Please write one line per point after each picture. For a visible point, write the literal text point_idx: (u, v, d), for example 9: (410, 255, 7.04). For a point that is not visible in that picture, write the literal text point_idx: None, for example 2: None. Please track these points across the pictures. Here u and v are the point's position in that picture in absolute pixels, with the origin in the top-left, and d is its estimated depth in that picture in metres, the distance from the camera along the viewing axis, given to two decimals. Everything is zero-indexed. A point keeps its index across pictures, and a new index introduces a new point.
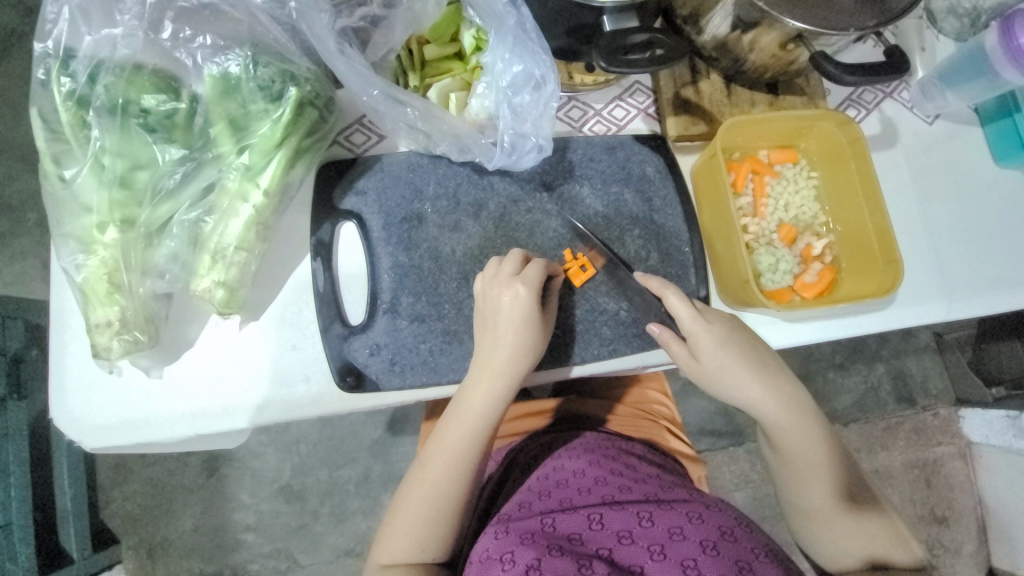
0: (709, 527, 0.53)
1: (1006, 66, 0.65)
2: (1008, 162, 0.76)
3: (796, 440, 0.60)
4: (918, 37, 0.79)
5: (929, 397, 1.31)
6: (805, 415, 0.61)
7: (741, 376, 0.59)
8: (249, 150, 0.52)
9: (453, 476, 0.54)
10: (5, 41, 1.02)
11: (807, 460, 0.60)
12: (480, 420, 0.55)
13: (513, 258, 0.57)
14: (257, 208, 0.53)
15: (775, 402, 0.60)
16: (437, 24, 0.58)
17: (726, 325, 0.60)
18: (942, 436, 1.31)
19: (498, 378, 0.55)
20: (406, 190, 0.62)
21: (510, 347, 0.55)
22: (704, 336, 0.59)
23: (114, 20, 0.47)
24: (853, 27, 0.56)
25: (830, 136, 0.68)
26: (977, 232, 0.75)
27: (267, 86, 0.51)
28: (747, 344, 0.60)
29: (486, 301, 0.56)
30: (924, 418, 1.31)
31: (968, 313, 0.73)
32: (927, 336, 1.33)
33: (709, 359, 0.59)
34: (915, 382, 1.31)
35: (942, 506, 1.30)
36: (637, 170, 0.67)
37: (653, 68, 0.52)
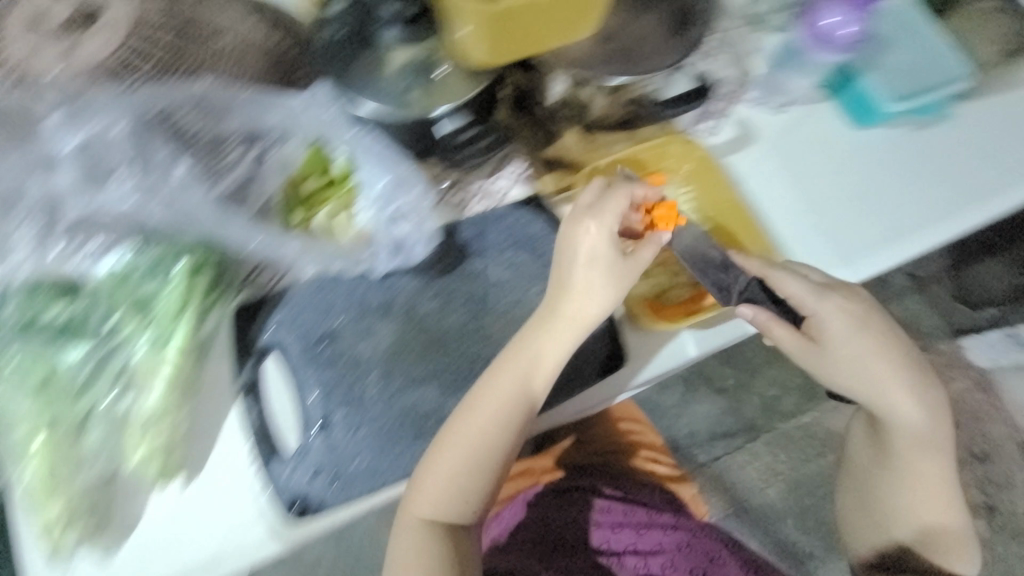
0: (683, 537, 0.91)
1: (818, 50, 0.76)
2: (867, 124, 0.82)
3: (906, 443, 0.72)
4: (745, 41, 0.84)
5: (925, 336, 1.53)
6: (909, 422, 0.70)
7: (891, 387, 0.69)
8: (151, 325, 0.57)
9: (495, 416, 0.61)
10: None
11: (918, 467, 0.72)
12: (530, 367, 0.61)
13: (616, 201, 0.62)
14: (170, 375, 0.57)
15: (913, 418, 0.70)
16: (306, 164, 0.64)
17: (846, 311, 0.67)
18: (953, 371, 1.50)
19: (569, 326, 0.62)
20: (317, 311, 0.66)
21: (579, 290, 0.62)
22: (828, 326, 0.67)
23: (10, 254, 0.56)
24: (660, 66, 0.68)
25: (682, 153, 0.76)
26: (945, 175, 0.83)
27: (155, 266, 0.57)
28: (875, 333, 0.69)
29: (564, 238, 0.63)
30: (931, 357, 1.51)
31: (928, 244, 0.80)
32: (905, 280, 1.56)
33: (845, 346, 0.68)
34: (911, 324, 1.52)
35: (979, 443, 1.48)
36: (524, 232, 0.73)
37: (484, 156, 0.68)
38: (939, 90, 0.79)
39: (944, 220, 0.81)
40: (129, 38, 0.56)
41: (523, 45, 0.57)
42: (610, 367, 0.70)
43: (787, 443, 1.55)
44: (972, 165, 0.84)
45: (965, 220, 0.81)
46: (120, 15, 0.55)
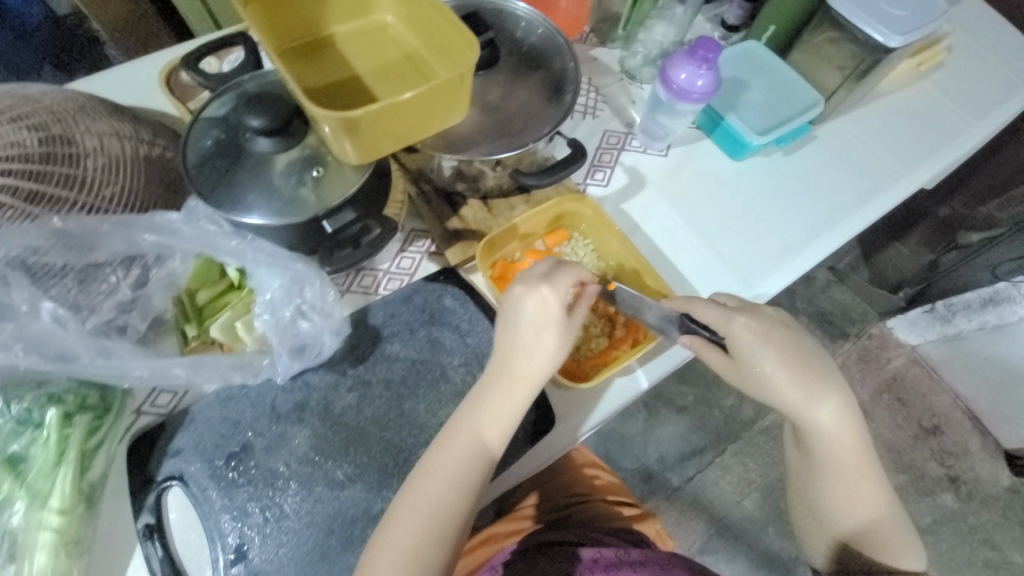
0: (650, 566, 0.73)
1: (679, 100, 0.79)
2: (741, 157, 0.90)
3: (833, 462, 0.67)
4: (626, 94, 0.95)
5: (857, 324, 1.65)
6: (829, 441, 0.66)
7: (802, 396, 0.65)
8: (33, 478, 0.52)
9: (456, 478, 0.59)
10: None
11: (843, 475, 0.67)
12: (489, 424, 0.61)
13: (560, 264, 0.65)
14: (58, 529, 0.52)
15: (835, 434, 0.66)
16: (197, 274, 0.64)
17: (765, 328, 0.65)
18: (887, 351, 1.63)
19: (516, 382, 0.62)
20: (222, 427, 0.62)
21: (534, 346, 0.62)
22: (737, 341, 0.65)
23: None
24: (534, 140, 0.71)
25: (577, 211, 0.79)
26: (833, 182, 0.92)
27: (25, 416, 0.53)
28: (791, 347, 0.65)
29: (509, 302, 0.63)
30: (864, 343, 1.63)
31: (831, 245, 0.87)
32: (827, 274, 1.71)
33: (752, 356, 0.64)
34: (838, 315, 1.66)
35: (928, 417, 1.57)
36: (437, 306, 0.73)
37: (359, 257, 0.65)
38: (792, 122, 0.87)
39: (827, 232, 0.88)
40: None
41: (404, 123, 0.60)
42: (540, 433, 0.68)
43: (755, 451, 1.56)
44: (840, 179, 0.92)
45: (845, 229, 0.88)
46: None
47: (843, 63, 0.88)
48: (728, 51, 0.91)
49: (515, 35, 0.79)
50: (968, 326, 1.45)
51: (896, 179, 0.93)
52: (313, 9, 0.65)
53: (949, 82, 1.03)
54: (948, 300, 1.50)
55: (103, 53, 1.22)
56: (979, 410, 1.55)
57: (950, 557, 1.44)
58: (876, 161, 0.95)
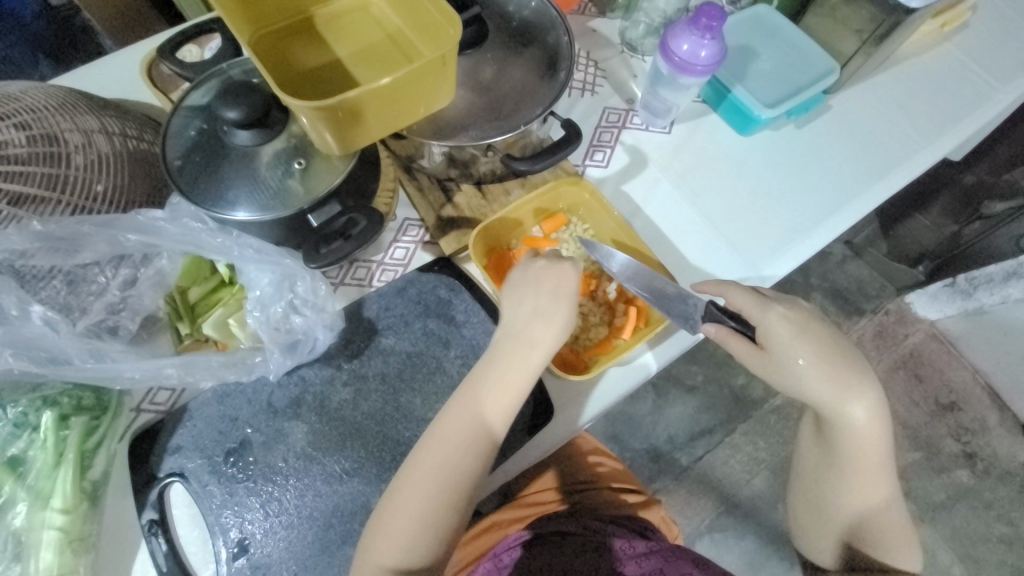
0: (656, 559, 0.73)
1: (682, 73, 0.74)
2: (749, 131, 0.85)
3: (856, 460, 0.65)
4: (627, 68, 0.90)
5: (873, 300, 1.61)
6: (859, 437, 0.63)
7: (839, 390, 0.62)
8: (34, 480, 0.53)
9: (465, 440, 0.57)
10: None
11: (865, 471, 0.65)
12: (500, 387, 0.59)
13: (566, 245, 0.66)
14: (61, 527, 0.53)
15: (863, 432, 0.63)
16: (186, 272, 0.63)
17: (802, 320, 0.63)
18: (905, 327, 1.58)
19: (524, 353, 0.60)
20: (220, 424, 0.63)
21: (542, 313, 0.62)
22: (774, 334, 0.62)
23: None
24: (527, 122, 0.68)
25: (575, 194, 0.76)
26: (850, 154, 0.87)
27: (23, 419, 0.54)
28: (828, 341, 0.63)
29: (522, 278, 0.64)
30: (880, 320, 1.58)
31: (847, 222, 0.83)
32: (842, 249, 1.65)
33: (787, 347, 0.62)
34: (853, 292, 1.61)
35: (945, 393, 1.53)
36: (432, 298, 0.71)
37: (348, 253, 0.61)
38: (804, 93, 0.81)
39: (841, 209, 0.83)
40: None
41: (390, 108, 0.58)
42: (540, 424, 0.67)
43: (766, 431, 1.54)
44: (856, 152, 0.87)
45: (861, 205, 0.84)
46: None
47: (860, 26, 0.82)
48: (735, 18, 0.86)
49: (506, 9, 0.75)
50: (992, 301, 1.40)
51: (916, 150, 0.88)
52: None
53: (974, 43, 0.96)
54: (969, 273, 1.44)
55: (96, 42, 1.20)
56: (1000, 386, 1.51)
57: (965, 535, 1.43)
58: (895, 132, 0.89)
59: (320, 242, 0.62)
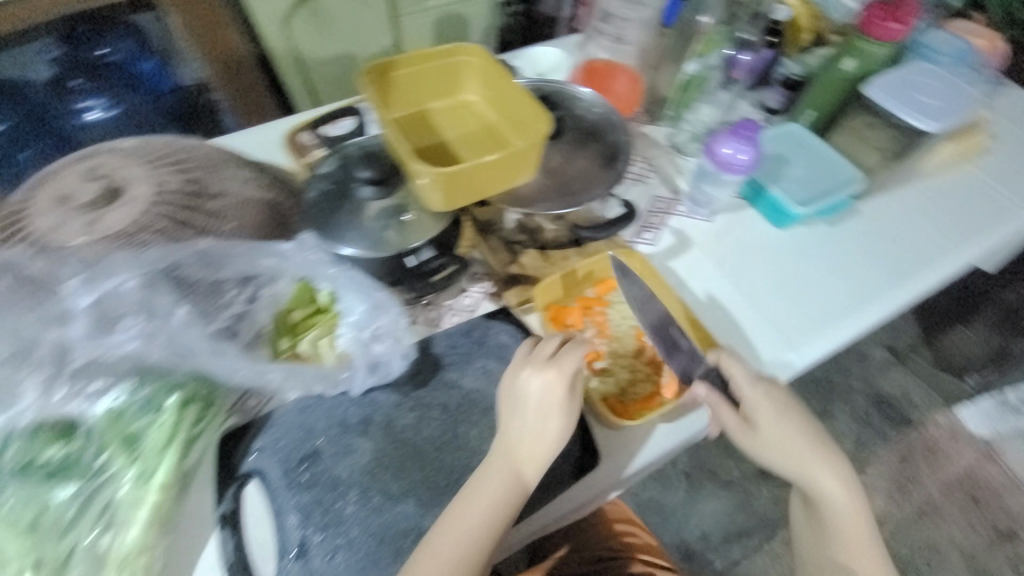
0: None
1: (723, 169, 0.87)
2: (785, 225, 0.95)
3: (844, 524, 0.72)
4: (673, 166, 1.05)
5: (920, 410, 1.58)
6: (835, 501, 0.72)
7: (806, 458, 0.71)
8: (142, 458, 0.60)
9: (463, 543, 0.60)
10: None
11: (845, 535, 0.72)
12: (498, 499, 0.63)
13: (533, 343, 0.71)
14: (154, 506, 0.59)
15: (839, 498, 0.72)
16: (295, 297, 0.74)
17: (783, 402, 0.71)
18: (956, 444, 1.54)
19: (513, 460, 0.64)
20: (298, 433, 0.70)
21: (538, 435, 0.65)
22: (759, 412, 0.70)
23: (15, 399, 0.58)
24: (591, 197, 0.82)
25: (629, 262, 0.85)
26: (876, 252, 0.95)
27: (150, 401, 0.62)
28: (805, 416, 0.72)
29: (512, 382, 0.67)
30: (930, 433, 1.55)
31: (883, 310, 0.89)
32: (883, 352, 1.66)
33: (771, 424, 0.70)
34: (899, 401, 1.59)
35: (1000, 519, 1.45)
36: (494, 341, 0.79)
37: (439, 287, 0.78)
38: (832, 196, 0.93)
39: (871, 301, 0.89)
40: (161, 187, 0.70)
41: (490, 177, 0.71)
42: (586, 470, 0.71)
43: None
44: (885, 253, 0.95)
45: (891, 299, 0.90)
46: (151, 172, 0.71)
47: (883, 145, 0.95)
48: (768, 132, 1.00)
49: (578, 113, 0.92)
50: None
51: (943, 253, 0.95)
52: (416, 88, 0.81)
53: (996, 166, 1.06)
54: None
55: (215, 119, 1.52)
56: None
57: None
58: (924, 234, 0.98)
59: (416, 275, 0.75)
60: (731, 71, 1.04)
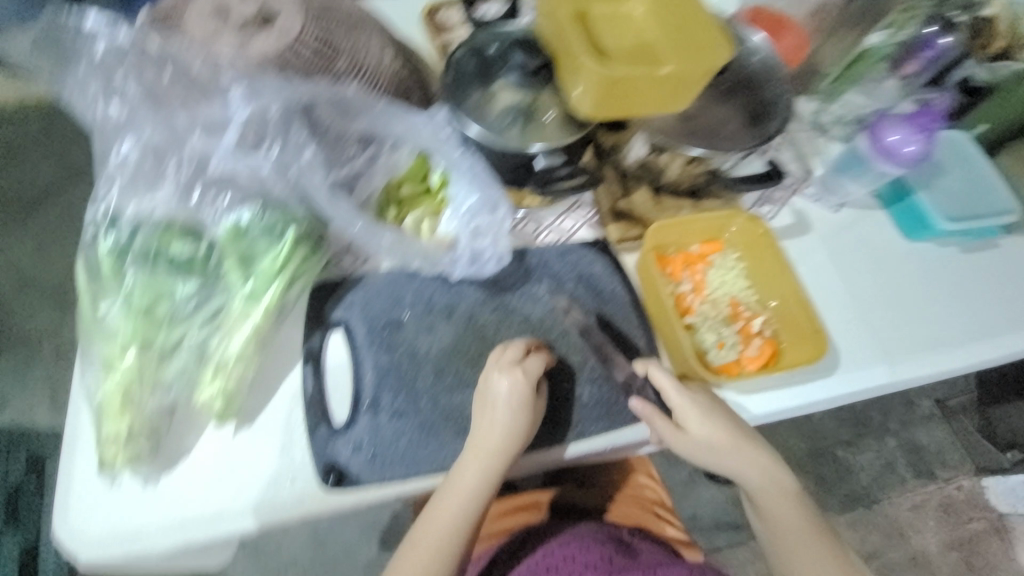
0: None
1: (880, 158, 0.79)
2: (916, 237, 0.88)
3: (782, 518, 0.70)
4: (811, 144, 0.95)
5: (948, 469, 1.49)
6: (764, 496, 0.70)
7: (731, 455, 0.68)
8: (253, 278, 0.63)
9: (449, 523, 0.62)
10: (47, 195, 1.36)
11: (793, 532, 0.70)
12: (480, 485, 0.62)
13: (498, 348, 0.67)
14: (256, 325, 0.63)
15: (768, 491, 0.70)
16: (409, 171, 0.73)
17: (710, 404, 0.68)
18: (972, 511, 1.46)
19: (489, 454, 0.62)
20: (386, 300, 0.71)
21: (513, 429, 0.63)
22: (685, 413, 0.68)
23: (157, 189, 0.63)
24: (734, 147, 0.73)
25: (747, 230, 0.79)
26: (972, 287, 0.87)
27: (271, 228, 0.64)
28: (730, 420, 0.69)
29: (483, 382, 0.65)
30: (949, 492, 1.47)
31: (994, 353, 0.82)
32: (931, 405, 1.55)
33: (692, 429, 0.67)
34: (930, 453, 1.50)
35: None
36: (586, 269, 0.77)
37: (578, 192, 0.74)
38: (987, 222, 0.84)
39: (979, 339, 0.83)
40: (311, 19, 0.64)
41: (661, 95, 0.67)
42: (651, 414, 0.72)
43: None
44: (950, 283, 0.86)
45: (1004, 342, 0.83)
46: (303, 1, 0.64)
47: None
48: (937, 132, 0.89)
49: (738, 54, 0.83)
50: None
51: None
52: None
53: None
54: None
55: None
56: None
57: None
58: None
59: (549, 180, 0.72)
60: (908, 57, 0.88)
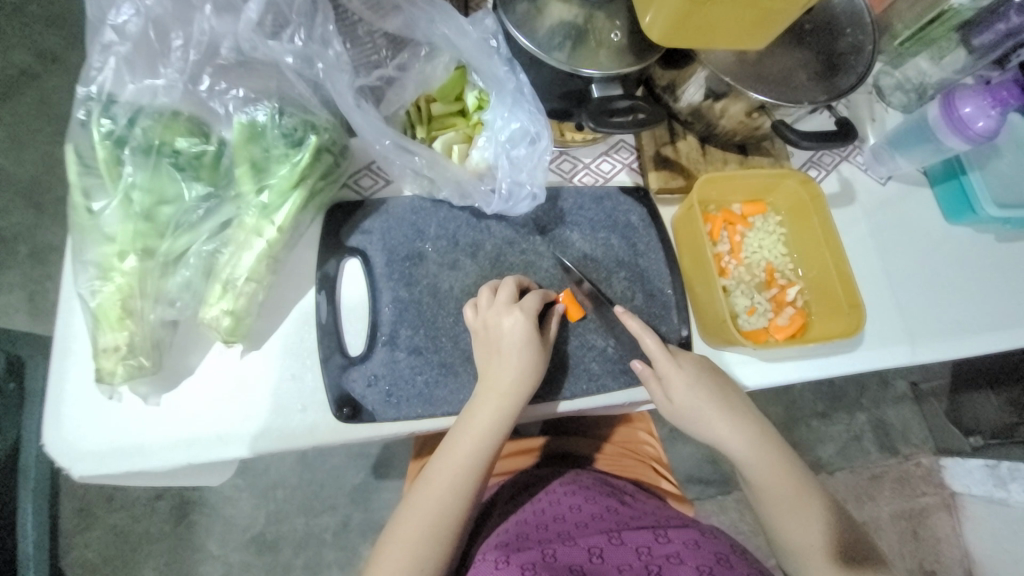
0: (706, 553, 0.59)
1: (949, 134, 0.74)
2: (958, 220, 0.83)
3: (777, 492, 0.64)
4: (869, 109, 0.88)
5: (911, 446, 1.38)
6: (752, 465, 0.65)
7: (715, 418, 0.64)
8: (268, 190, 0.57)
9: (454, 475, 0.57)
10: (17, 80, 1.22)
11: (789, 501, 0.63)
12: (486, 433, 0.58)
13: (486, 290, 0.62)
14: (270, 242, 0.57)
15: (758, 462, 0.64)
16: (444, 86, 0.65)
17: (699, 368, 0.64)
18: (925, 486, 1.37)
19: (498, 399, 0.58)
20: (408, 230, 0.66)
21: (517, 370, 0.59)
22: (673, 377, 0.63)
23: (157, 72, 0.53)
24: (806, 100, 0.64)
25: (794, 193, 0.74)
26: (989, 269, 0.83)
27: (291, 133, 0.57)
28: (716, 385, 0.65)
29: (484, 324, 0.60)
30: (907, 467, 1.37)
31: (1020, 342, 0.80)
32: (905, 386, 1.42)
33: (681, 393, 0.63)
34: (896, 431, 1.39)
35: (930, 559, 1.33)
36: (622, 218, 0.72)
37: (635, 130, 0.60)
38: None
39: (1004, 330, 0.80)
40: None
41: (737, 28, 0.56)
42: None
43: None
44: (969, 264, 0.83)
45: None
46: None
47: None
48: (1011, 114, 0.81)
49: None
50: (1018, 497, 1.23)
51: None
52: None
53: None
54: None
55: None
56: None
57: None
58: None
59: (605, 115, 0.61)
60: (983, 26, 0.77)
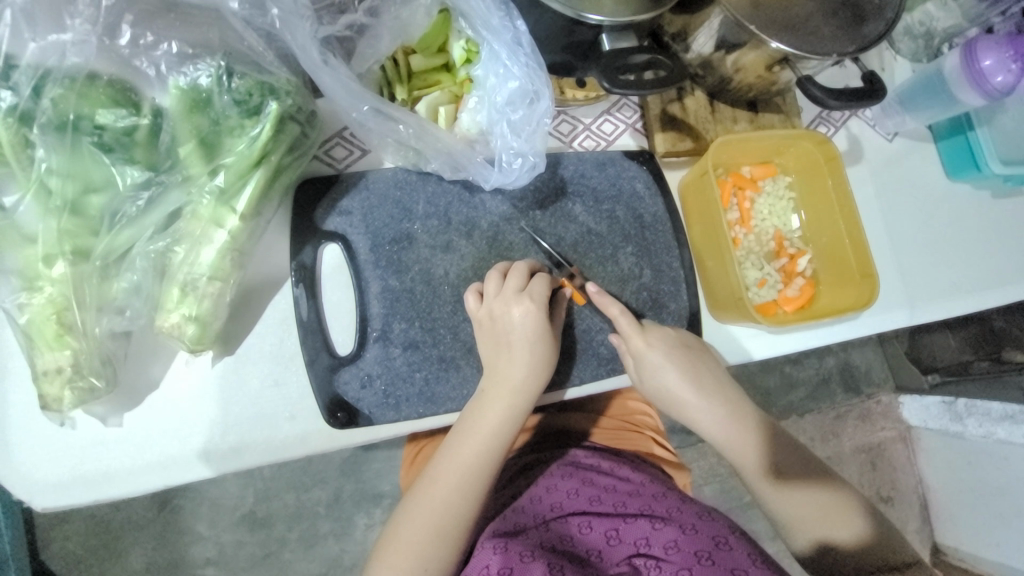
0: (703, 537, 0.56)
1: (967, 89, 0.69)
2: (960, 177, 0.81)
3: (739, 440, 0.63)
4: (878, 58, 0.82)
5: (873, 386, 1.31)
6: (712, 415, 0.63)
7: (702, 384, 0.62)
8: (223, 171, 0.48)
9: (464, 477, 0.52)
10: None
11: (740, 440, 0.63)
12: (496, 433, 0.53)
13: (494, 275, 0.56)
14: (232, 234, 0.49)
15: (731, 431, 0.63)
16: (425, 35, 0.55)
17: (686, 342, 0.62)
18: (884, 421, 1.31)
19: (508, 396, 0.54)
20: (393, 209, 0.58)
21: (526, 364, 0.54)
22: (654, 341, 0.60)
23: (63, 24, 0.42)
24: (833, 53, 0.58)
25: (807, 153, 0.69)
26: (983, 223, 0.82)
27: (244, 100, 0.47)
28: (705, 356, 0.63)
29: (490, 316, 0.55)
30: (869, 405, 1.30)
31: (1006, 298, 0.80)
32: None
33: (669, 363, 0.60)
34: (860, 373, 1.31)
35: (887, 487, 1.30)
36: (627, 186, 0.66)
37: (651, 90, 0.52)
38: None
39: (993, 288, 0.80)
40: None
41: None
42: None
43: None
44: (963, 217, 0.81)
45: (1015, 292, 0.81)
46: None
47: None
48: None
49: None
50: (974, 431, 1.16)
51: None
52: None
53: None
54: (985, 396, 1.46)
55: None
56: (935, 503, 1.29)
57: None
58: None
59: (617, 71, 0.54)
60: None
